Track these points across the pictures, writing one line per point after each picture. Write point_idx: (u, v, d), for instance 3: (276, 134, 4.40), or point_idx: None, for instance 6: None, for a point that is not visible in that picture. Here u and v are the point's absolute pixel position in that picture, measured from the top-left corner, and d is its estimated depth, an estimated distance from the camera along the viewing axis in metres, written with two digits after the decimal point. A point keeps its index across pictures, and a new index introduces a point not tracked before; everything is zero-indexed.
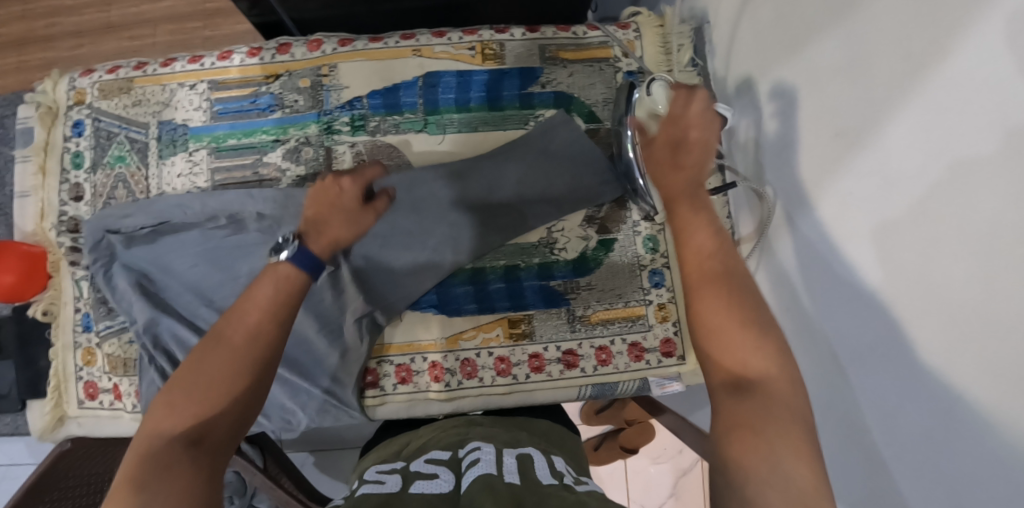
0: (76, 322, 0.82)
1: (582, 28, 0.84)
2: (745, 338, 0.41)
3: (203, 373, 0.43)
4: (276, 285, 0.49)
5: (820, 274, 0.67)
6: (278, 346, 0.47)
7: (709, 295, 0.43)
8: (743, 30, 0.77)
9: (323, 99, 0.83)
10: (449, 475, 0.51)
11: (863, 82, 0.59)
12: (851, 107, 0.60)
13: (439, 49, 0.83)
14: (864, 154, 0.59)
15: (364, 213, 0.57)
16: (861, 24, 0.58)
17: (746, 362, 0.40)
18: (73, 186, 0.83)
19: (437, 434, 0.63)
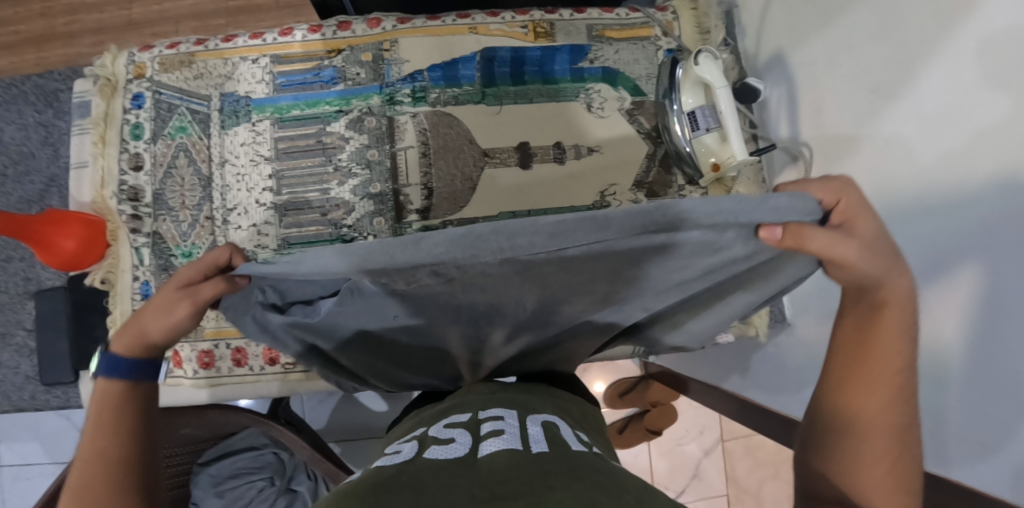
0: (134, 290, 0.81)
1: (624, 10, 0.91)
2: (892, 399, 0.43)
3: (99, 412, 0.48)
4: (100, 399, 0.48)
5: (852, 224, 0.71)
6: (127, 442, 0.48)
7: (875, 418, 0.43)
8: (774, 13, 0.85)
9: (385, 73, 0.87)
10: (468, 439, 0.44)
11: (893, 41, 0.65)
12: (883, 65, 0.67)
13: (494, 27, 0.88)
14: (897, 103, 0.65)
15: (179, 305, 0.47)
16: None
17: (878, 413, 0.43)
18: (132, 156, 0.84)
19: (451, 399, 0.56)
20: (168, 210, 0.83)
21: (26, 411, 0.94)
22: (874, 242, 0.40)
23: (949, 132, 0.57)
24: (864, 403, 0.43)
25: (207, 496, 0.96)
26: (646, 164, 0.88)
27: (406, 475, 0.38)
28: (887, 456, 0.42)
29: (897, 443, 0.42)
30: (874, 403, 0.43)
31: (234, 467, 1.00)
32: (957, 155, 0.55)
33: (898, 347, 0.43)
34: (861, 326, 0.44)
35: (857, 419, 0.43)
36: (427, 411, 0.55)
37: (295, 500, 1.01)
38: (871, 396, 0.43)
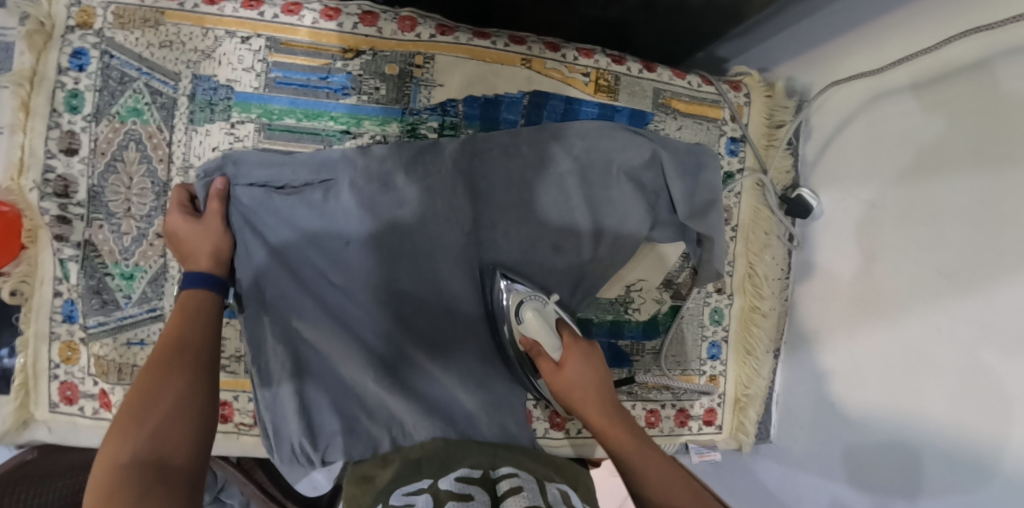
0: (55, 309, 0.66)
1: (697, 80, 0.79)
2: (652, 475, 0.58)
3: (144, 426, 0.47)
4: (181, 311, 0.59)
5: (854, 384, 0.71)
6: (189, 375, 0.53)
7: (664, 489, 0.56)
8: (855, 130, 0.73)
9: (410, 94, 0.70)
10: (487, 498, 0.47)
11: (867, 164, 0.71)
12: (859, 194, 0.72)
13: (551, 65, 0.74)
14: (880, 224, 0.69)
15: (208, 220, 0.65)
16: (872, 114, 0.70)
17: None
18: (64, 135, 0.65)
19: (458, 457, 0.62)
20: (107, 214, 0.66)
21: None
22: (598, 401, 0.65)
23: (996, 388, 0.56)
24: (659, 504, 0.55)
25: None
26: (680, 264, 0.80)
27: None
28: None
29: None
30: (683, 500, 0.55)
31: None
32: (985, 405, 0.56)
33: (652, 456, 0.59)
34: (636, 462, 0.59)
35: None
36: (431, 462, 0.61)
37: None
38: (655, 496, 0.56)
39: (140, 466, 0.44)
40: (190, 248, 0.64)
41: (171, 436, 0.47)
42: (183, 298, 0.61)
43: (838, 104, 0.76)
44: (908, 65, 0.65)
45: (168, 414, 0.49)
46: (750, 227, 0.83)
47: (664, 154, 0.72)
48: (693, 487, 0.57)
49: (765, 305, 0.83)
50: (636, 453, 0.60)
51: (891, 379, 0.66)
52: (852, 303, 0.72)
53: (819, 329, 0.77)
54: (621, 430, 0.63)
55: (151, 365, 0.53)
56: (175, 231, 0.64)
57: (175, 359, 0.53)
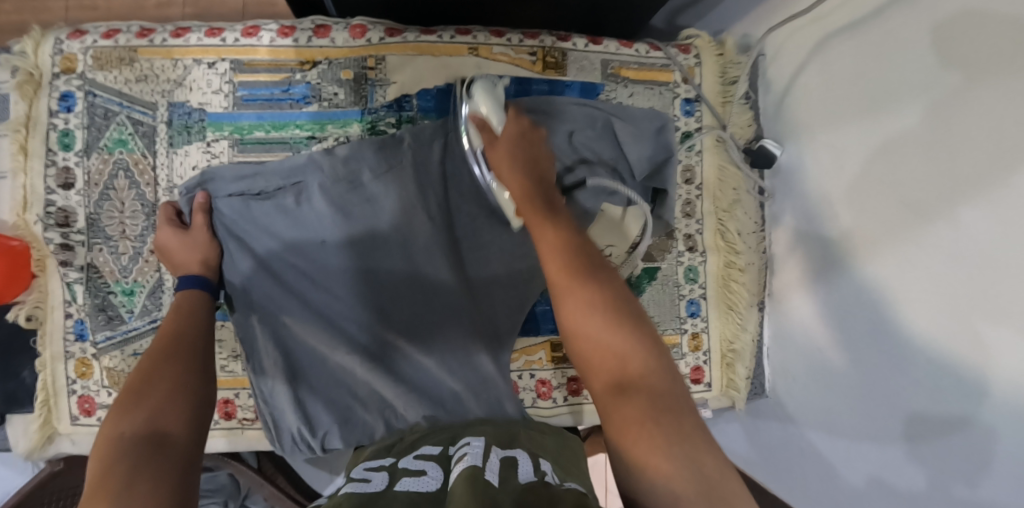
0: (67, 330, 0.72)
1: (645, 47, 0.80)
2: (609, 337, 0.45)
3: (143, 405, 0.50)
4: (177, 311, 0.64)
5: (837, 329, 0.69)
6: (183, 366, 0.56)
7: (573, 309, 0.47)
8: (812, 76, 0.73)
9: (367, 95, 0.74)
10: (437, 472, 0.52)
11: (829, 106, 0.71)
12: (825, 137, 0.71)
13: (498, 50, 0.76)
14: (848, 161, 0.68)
15: (196, 232, 0.70)
16: (828, 58, 0.70)
17: (623, 351, 0.44)
18: (61, 171, 0.71)
19: (430, 436, 0.66)
20: (105, 238, 0.72)
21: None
22: (547, 224, 0.55)
23: (962, 311, 0.53)
24: (598, 352, 0.45)
25: None
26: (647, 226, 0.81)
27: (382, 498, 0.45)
28: (671, 401, 0.42)
29: (664, 385, 0.43)
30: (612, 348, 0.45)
31: None
32: (953, 319, 0.54)
33: (602, 314, 0.46)
34: (565, 304, 0.48)
35: (618, 370, 0.44)
36: (403, 442, 0.66)
37: None
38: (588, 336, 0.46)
39: (141, 439, 0.47)
40: (181, 259, 0.69)
41: (169, 414, 0.50)
42: (178, 299, 0.65)
43: (789, 52, 0.77)
44: (846, 4, 0.67)
45: (165, 396, 0.52)
46: (717, 185, 0.83)
47: (619, 123, 0.75)
48: (644, 334, 0.45)
49: (740, 260, 0.83)
50: (571, 300, 0.47)
51: (869, 316, 0.64)
52: (830, 248, 0.70)
53: (803, 280, 0.75)
54: (565, 272, 0.49)
55: (152, 356, 0.57)
56: (167, 246, 0.70)
57: (174, 353, 0.57)
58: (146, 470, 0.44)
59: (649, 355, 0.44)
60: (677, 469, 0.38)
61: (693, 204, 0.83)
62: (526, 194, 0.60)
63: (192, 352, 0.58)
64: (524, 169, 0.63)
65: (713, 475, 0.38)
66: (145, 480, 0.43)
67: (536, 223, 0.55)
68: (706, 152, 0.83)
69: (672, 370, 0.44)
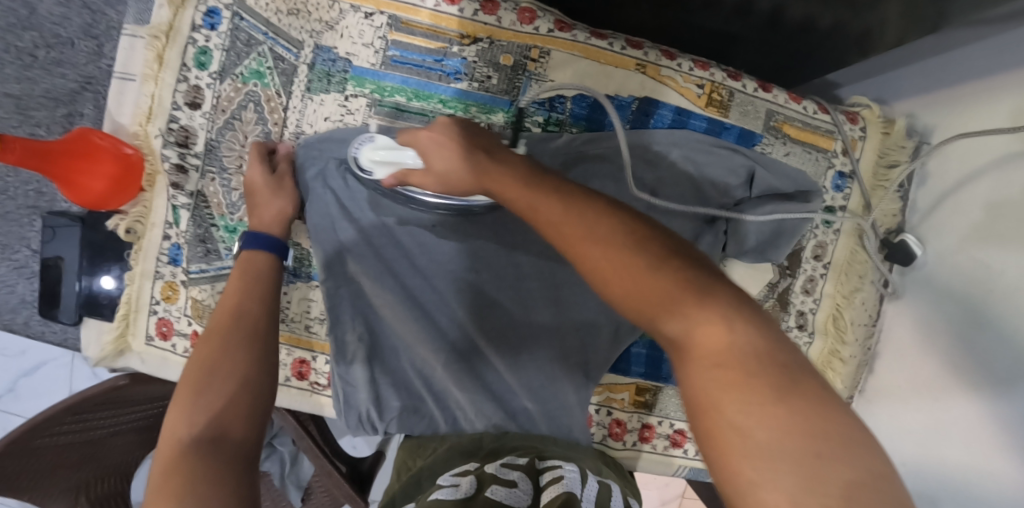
0: (162, 251, 0.70)
1: (815, 105, 0.74)
2: (650, 288, 0.37)
3: (202, 401, 0.48)
4: (241, 276, 0.61)
5: (952, 439, 0.67)
6: (242, 348, 0.53)
7: (623, 287, 0.38)
8: (981, 186, 0.67)
9: (520, 87, 0.70)
10: (528, 489, 0.50)
11: (993, 219, 0.65)
12: (975, 245, 0.67)
13: (666, 73, 0.71)
14: (997, 283, 0.64)
15: (284, 184, 0.67)
16: (1005, 169, 0.64)
17: (691, 304, 0.36)
18: (190, 89, 0.68)
19: (509, 443, 0.63)
20: (220, 169, 0.69)
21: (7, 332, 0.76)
22: (529, 190, 0.45)
23: None
24: (670, 323, 0.36)
25: None
26: (763, 295, 0.76)
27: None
28: (778, 367, 0.33)
29: (765, 341, 0.34)
30: (672, 313, 0.36)
31: None
32: None
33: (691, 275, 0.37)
34: (585, 254, 0.40)
35: (687, 343, 0.35)
36: (488, 443, 0.64)
37: (274, 455, 1.02)
38: (645, 308, 0.37)
39: (200, 438, 0.45)
40: (266, 204, 0.66)
41: (230, 411, 0.48)
42: (244, 262, 0.62)
43: (963, 155, 0.70)
44: None
45: (224, 391, 0.49)
46: (844, 268, 0.79)
47: (761, 172, 0.70)
48: (697, 281, 0.37)
49: (845, 350, 0.78)
50: (597, 248, 0.39)
51: (993, 447, 0.62)
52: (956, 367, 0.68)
53: (918, 387, 0.73)
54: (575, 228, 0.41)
55: (210, 337, 0.54)
56: (254, 188, 0.66)
57: (233, 330, 0.55)
58: (207, 473, 0.42)
59: (725, 315, 0.35)
60: (773, 478, 0.28)
61: (814, 281, 0.78)
62: (483, 149, 0.50)
63: (248, 328, 0.56)
64: (469, 131, 0.52)
65: (820, 459, 0.28)
66: (204, 482, 0.41)
67: (506, 195, 0.46)
68: (841, 230, 0.78)
69: (745, 321, 0.35)
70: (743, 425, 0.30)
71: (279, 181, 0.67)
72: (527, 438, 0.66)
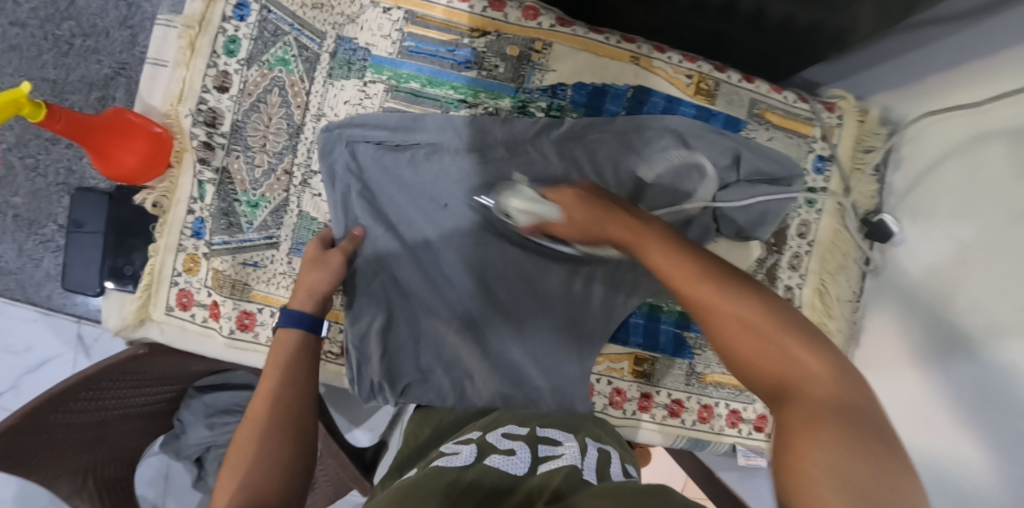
0: (186, 225, 0.73)
1: (794, 96, 0.81)
2: (734, 312, 0.43)
3: (245, 491, 0.53)
4: (283, 352, 0.65)
5: (930, 410, 0.71)
6: (280, 433, 0.59)
7: (721, 321, 0.44)
8: (953, 166, 0.74)
9: (525, 76, 0.76)
10: (526, 455, 0.51)
11: (964, 194, 0.71)
12: (947, 221, 0.73)
13: (658, 64, 0.77)
14: (968, 255, 0.69)
15: (331, 256, 0.70)
16: (974, 150, 0.71)
17: (786, 355, 0.41)
18: (219, 75, 0.73)
19: (512, 413, 0.64)
20: (245, 147, 0.74)
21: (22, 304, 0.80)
22: (666, 239, 0.51)
23: None
24: (755, 354, 0.42)
25: (197, 423, 0.97)
26: (753, 269, 0.82)
27: (466, 481, 0.45)
28: (856, 413, 0.37)
29: (841, 385, 0.39)
30: (772, 352, 0.41)
31: (229, 400, 0.98)
32: None
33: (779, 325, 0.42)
34: (692, 294, 0.46)
35: (783, 381, 0.40)
36: (491, 416, 0.64)
37: None
38: (734, 340, 0.43)
39: None
40: (305, 275, 0.69)
41: (267, 500, 0.53)
42: (281, 342, 0.66)
43: (935, 140, 0.77)
44: (1010, 104, 0.66)
45: (260, 482, 0.54)
46: (828, 246, 0.85)
47: (746, 153, 0.76)
48: (792, 325, 0.42)
49: (832, 324, 0.84)
50: (705, 290, 0.45)
51: (975, 411, 0.65)
52: (937, 333, 0.71)
53: (903, 358, 0.76)
54: (688, 272, 0.47)
55: (255, 417, 0.59)
56: (303, 261, 0.71)
57: (274, 410, 0.60)
58: None
59: (833, 362, 0.40)
60: (832, 483, 0.33)
61: (800, 258, 0.84)
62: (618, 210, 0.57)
63: (288, 412, 0.61)
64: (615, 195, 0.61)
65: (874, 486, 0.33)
66: None
67: (630, 239, 0.54)
68: (827, 208, 0.84)
69: (859, 381, 0.40)
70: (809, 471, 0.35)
71: (328, 254, 0.70)
72: (536, 410, 0.66)
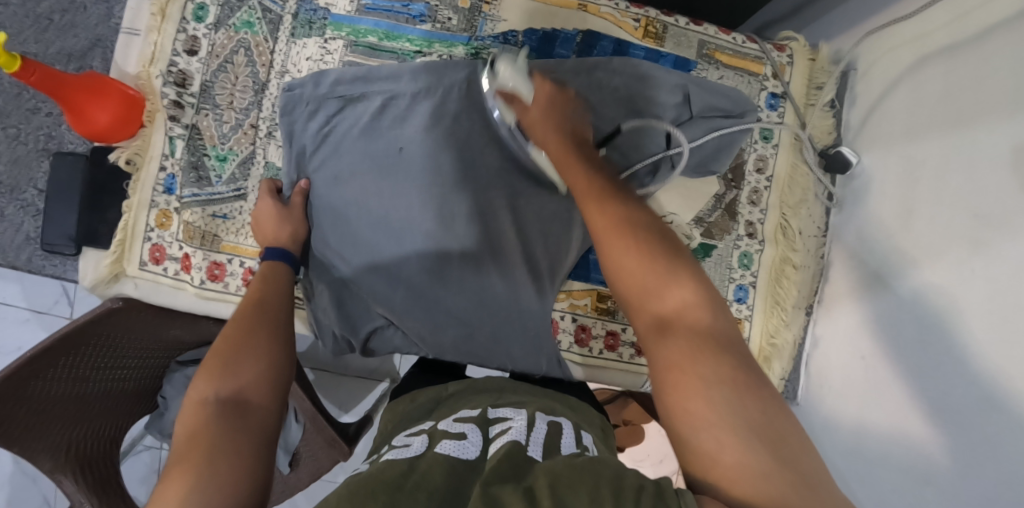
0: (158, 182, 0.77)
1: (741, 36, 0.85)
2: (647, 261, 0.47)
3: (228, 373, 0.55)
4: (267, 277, 0.69)
5: (884, 338, 0.71)
6: (265, 333, 0.61)
7: (628, 261, 0.48)
8: (900, 94, 0.75)
9: (477, 26, 0.80)
10: (478, 440, 0.46)
11: (912, 120, 0.72)
12: (893, 155, 0.75)
13: (605, 10, 0.81)
14: (912, 184, 0.71)
15: (294, 209, 0.75)
16: (921, 76, 0.72)
17: (668, 293, 0.46)
18: (189, 39, 0.77)
19: (469, 397, 0.58)
20: (213, 106, 0.78)
21: (3, 265, 0.87)
22: (590, 182, 0.56)
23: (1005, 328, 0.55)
24: (644, 295, 0.47)
25: (179, 396, 0.90)
26: (712, 204, 0.84)
27: (417, 473, 0.40)
28: (722, 342, 0.43)
29: (708, 312, 0.45)
30: (663, 292, 0.46)
31: None
32: (1006, 334, 0.55)
33: (652, 255, 0.48)
34: (608, 248, 0.49)
35: (664, 315, 0.45)
36: (446, 404, 0.59)
37: None
38: (644, 284, 0.47)
39: (223, 406, 0.52)
40: (274, 230, 0.73)
41: (250, 387, 0.55)
42: (267, 269, 0.70)
43: (883, 69, 0.79)
44: (950, 22, 0.68)
45: (247, 371, 0.56)
46: (787, 182, 0.86)
47: (694, 89, 0.78)
48: (676, 263, 0.47)
49: (796, 257, 0.85)
50: (615, 247, 0.49)
51: (926, 331, 0.65)
52: (888, 262, 0.72)
53: (862, 282, 0.77)
54: (609, 219, 0.51)
55: (240, 320, 0.62)
56: (263, 220, 0.74)
57: (259, 315, 0.63)
58: (230, 437, 0.48)
59: (704, 298, 0.46)
60: (721, 416, 0.38)
61: (760, 193, 0.86)
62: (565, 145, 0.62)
63: (274, 318, 0.63)
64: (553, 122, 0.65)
65: (753, 413, 0.38)
66: (228, 445, 0.48)
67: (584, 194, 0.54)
68: (783, 142, 0.86)
69: (717, 307, 0.45)
70: (696, 401, 0.39)
71: (289, 208, 0.75)
72: (485, 384, 0.62)
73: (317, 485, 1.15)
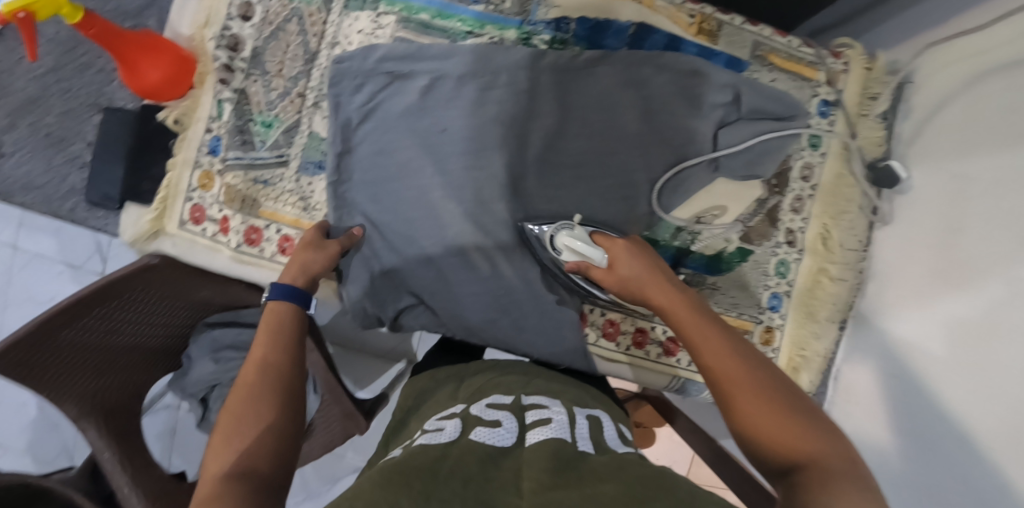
0: (202, 143, 0.77)
1: (798, 40, 0.83)
2: (754, 393, 0.44)
3: (237, 442, 0.46)
4: (269, 322, 0.60)
5: (930, 358, 0.69)
6: (273, 392, 0.52)
7: (739, 394, 0.44)
8: (958, 108, 0.72)
9: (530, 10, 0.79)
10: (513, 427, 0.45)
11: (967, 135, 0.70)
12: (947, 170, 0.72)
13: (661, 3, 0.80)
14: (967, 200, 0.68)
15: (330, 244, 0.72)
16: (979, 89, 0.69)
17: (789, 431, 0.41)
18: (244, 4, 0.78)
19: (495, 380, 0.57)
20: (262, 72, 0.79)
21: (45, 215, 0.89)
22: (682, 305, 0.54)
23: None
24: (762, 424, 0.42)
25: (201, 357, 0.88)
26: (753, 208, 0.83)
27: (451, 459, 0.39)
28: (854, 476, 0.38)
29: (831, 443, 0.40)
30: (776, 428, 0.42)
31: None
32: None
33: (760, 387, 0.44)
34: (718, 379, 0.46)
35: (788, 454, 0.40)
36: (471, 385, 0.57)
37: None
38: (755, 418, 0.43)
39: (233, 480, 0.43)
40: (304, 258, 0.71)
41: (260, 455, 0.46)
42: (270, 310, 0.61)
43: (939, 83, 0.76)
44: (1012, 36, 0.65)
45: (255, 437, 0.47)
46: (831, 191, 0.85)
47: (746, 90, 0.77)
48: (790, 399, 0.43)
49: (834, 269, 0.83)
50: (728, 382, 0.45)
51: (976, 353, 0.63)
52: (938, 279, 0.70)
53: (906, 297, 0.75)
54: (720, 361, 0.47)
55: (240, 382, 0.52)
56: (302, 246, 0.72)
57: (260, 374, 0.53)
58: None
59: (827, 432, 0.41)
60: None
61: (802, 201, 0.85)
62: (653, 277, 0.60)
63: (278, 372, 0.54)
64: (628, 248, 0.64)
65: None
66: None
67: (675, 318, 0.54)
68: (830, 151, 0.85)
69: (836, 437, 0.41)
70: None
71: (327, 242, 0.72)
72: (506, 367, 0.62)
73: (328, 459, 1.16)
